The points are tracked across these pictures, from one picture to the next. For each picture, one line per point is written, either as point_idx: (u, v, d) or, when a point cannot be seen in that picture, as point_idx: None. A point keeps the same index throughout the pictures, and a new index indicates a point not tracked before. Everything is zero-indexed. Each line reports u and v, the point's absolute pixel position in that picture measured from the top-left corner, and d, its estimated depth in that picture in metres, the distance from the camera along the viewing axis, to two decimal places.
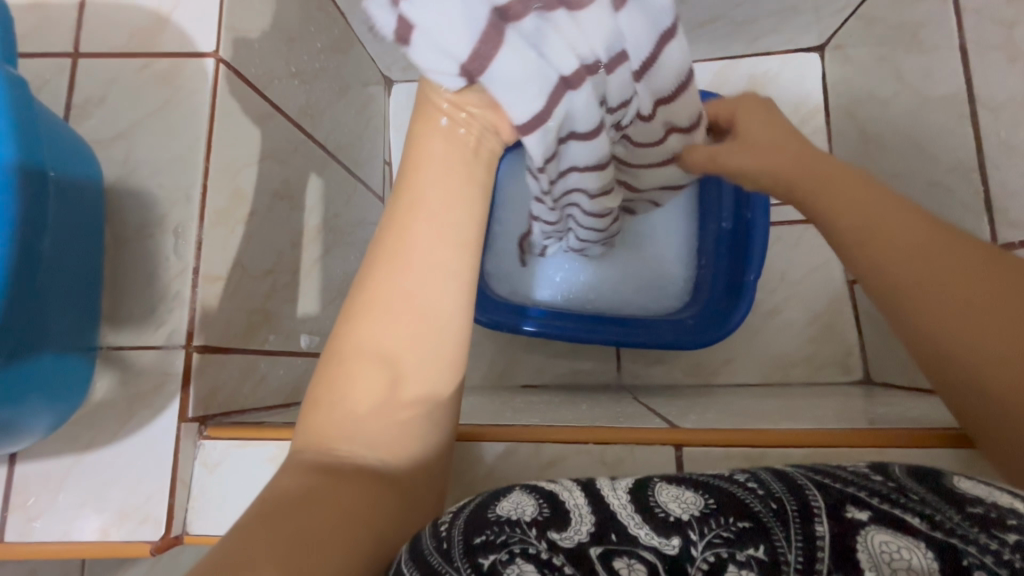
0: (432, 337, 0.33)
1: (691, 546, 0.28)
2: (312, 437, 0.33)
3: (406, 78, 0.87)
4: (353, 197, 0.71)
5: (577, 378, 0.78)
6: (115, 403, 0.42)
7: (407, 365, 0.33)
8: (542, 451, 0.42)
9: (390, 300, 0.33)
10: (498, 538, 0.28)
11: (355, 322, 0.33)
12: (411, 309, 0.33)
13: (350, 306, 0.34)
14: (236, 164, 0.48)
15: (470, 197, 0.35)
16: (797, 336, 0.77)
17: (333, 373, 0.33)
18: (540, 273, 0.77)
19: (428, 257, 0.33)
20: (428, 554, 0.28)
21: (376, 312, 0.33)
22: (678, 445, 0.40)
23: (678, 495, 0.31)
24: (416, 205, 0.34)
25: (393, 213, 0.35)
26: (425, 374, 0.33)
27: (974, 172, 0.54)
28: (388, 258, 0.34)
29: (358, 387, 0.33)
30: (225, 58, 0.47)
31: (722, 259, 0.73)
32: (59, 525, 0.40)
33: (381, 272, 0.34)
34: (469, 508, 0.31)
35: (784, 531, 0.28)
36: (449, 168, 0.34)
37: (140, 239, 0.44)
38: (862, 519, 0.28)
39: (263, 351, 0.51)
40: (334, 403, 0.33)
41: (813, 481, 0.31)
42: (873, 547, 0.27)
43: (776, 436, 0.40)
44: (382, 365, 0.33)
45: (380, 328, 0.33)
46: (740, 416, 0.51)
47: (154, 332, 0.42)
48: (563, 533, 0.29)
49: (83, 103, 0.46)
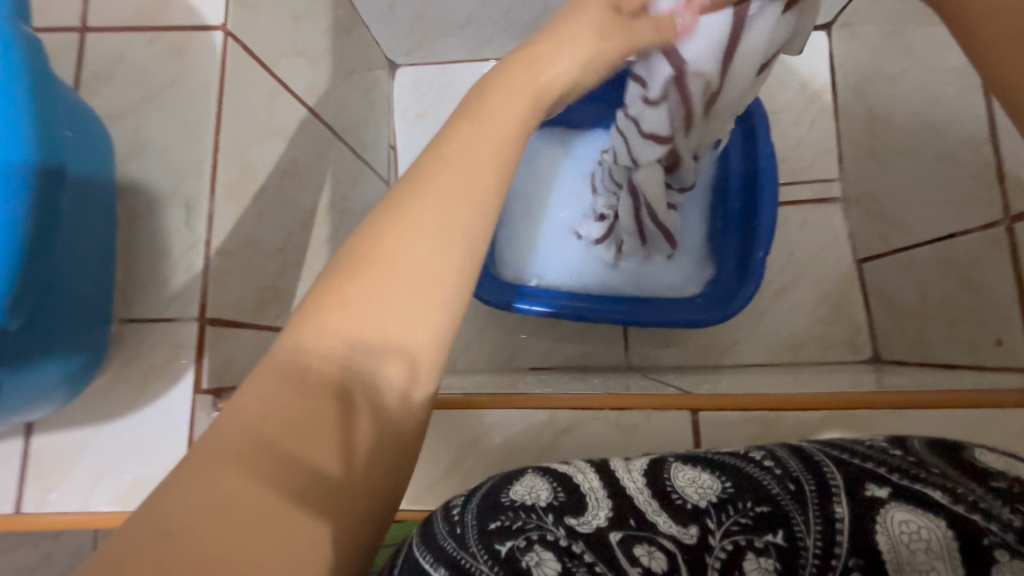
0: (463, 275, 0.32)
1: (709, 534, 0.28)
2: (304, 346, 0.28)
3: (411, 62, 0.87)
4: (359, 179, 0.71)
5: (585, 359, 0.78)
6: (130, 376, 0.42)
7: (441, 285, 0.31)
8: (557, 417, 0.42)
9: (437, 224, 0.31)
10: (514, 524, 0.29)
11: (395, 231, 0.31)
12: (458, 229, 0.32)
13: (388, 213, 0.32)
14: (244, 140, 0.47)
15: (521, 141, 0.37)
16: (807, 315, 0.77)
17: (353, 275, 0.30)
18: (550, 254, 0.76)
19: (478, 197, 0.33)
20: (443, 539, 0.28)
21: (418, 231, 0.31)
22: (693, 411, 0.41)
23: (694, 478, 0.31)
24: (485, 143, 0.35)
25: (463, 137, 0.35)
26: (445, 322, 0.31)
27: (986, 142, 0.54)
28: (446, 175, 0.33)
29: (385, 297, 0.30)
30: (232, 32, 0.47)
31: (731, 240, 0.73)
32: (77, 496, 0.41)
33: (430, 192, 0.32)
34: (482, 492, 0.31)
35: (803, 515, 0.28)
36: (511, 103, 0.38)
37: (151, 213, 0.44)
38: (882, 497, 0.28)
39: (275, 328, 0.51)
40: (352, 313, 0.29)
41: (831, 457, 0.30)
42: (893, 528, 0.27)
43: (790, 401, 0.40)
44: (407, 286, 0.30)
45: (423, 241, 0.31)
46: (752, 389, 0.51)
47: (167, 305, 0.42)
48: (581, 519, 0.29)
49: (92, 79, 0.46)
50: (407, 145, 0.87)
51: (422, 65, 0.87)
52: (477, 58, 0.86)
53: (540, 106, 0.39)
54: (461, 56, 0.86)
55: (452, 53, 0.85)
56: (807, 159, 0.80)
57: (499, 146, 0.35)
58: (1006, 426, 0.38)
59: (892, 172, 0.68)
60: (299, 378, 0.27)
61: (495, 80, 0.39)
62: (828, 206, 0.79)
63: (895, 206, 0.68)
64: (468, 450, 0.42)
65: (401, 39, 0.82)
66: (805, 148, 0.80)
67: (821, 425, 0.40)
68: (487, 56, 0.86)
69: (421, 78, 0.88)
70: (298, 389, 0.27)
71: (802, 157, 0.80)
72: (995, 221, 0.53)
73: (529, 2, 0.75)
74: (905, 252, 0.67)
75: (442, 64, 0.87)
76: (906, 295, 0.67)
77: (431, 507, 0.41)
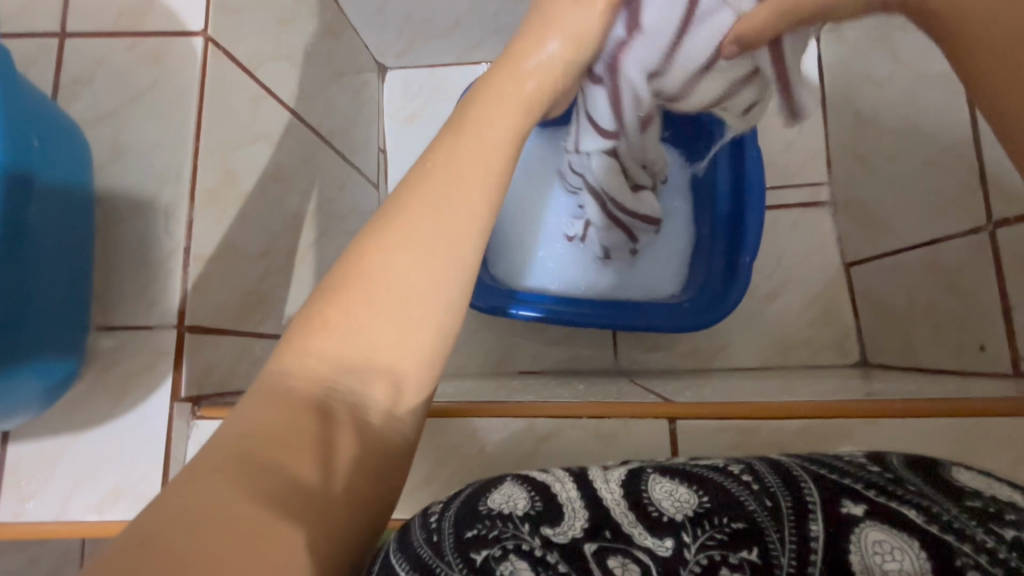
0: (451, 287, 0.32)
1: (684, 549, 0.27)
2: (293, 368, 0.29)
3: (401, 65, 0.87)
4: (347, 183, 0.71)
5: (574, 363, 0.77)
6: (108, 384, 0.42)
7: (428, 302, 0.31)
8: (537, 425, 0.42)
9: (421, 240, 0.31)
10: (490, 533, 0.27)
11: (382, 249, 0.31)
12: (445, 243, 0.32)
13: (374, 229, 0.32)
14: (226, 145, 0.47)
15: (512, 147, 0.37)
16: (795, 319, 0.77)
17: (338, 295, 0.30)
18: (540, 259, 0.76)
19: (463, 211, 0.33)
20: (419, 546, 0.27)
21: (402, 247, 0.31)
22: (672, 419, 0.40)
23: (671, 491, 0.30)
24: (470, 154, 0.35)
25: (447, 149, 0.35)
26: (434, 336, 0.31)
27: (971, 148, 0.54)
28: (434, 188, 0.33)
29: (373, 315, 0.30)
30: (214, 37, 0.46)
31: (718, 244, 0.73)
32: (54, 504, 0.40)
33: (415, 207, 0.32)
34: (461, 498, 0.30)
35: (778, 532, 0.27)
36: (498, 114, 0.38)
37: (130, 219, 0.43)
38: (857, 514, 0.27)
39: (257, 334, 0.51)
40: (339, 331, 0.30)
41: (809, 473, 0.29)
42: (866, 548, 0.26)
43: (771, 408, 0.40)
44: (392, 303, 0.30)
45: (409, 257, 0.31)
46: (736, 395, 0.51)
47: (145, 312, 0.42)
48: (557, 528, 0.28)
49: (72, 84, 0.45)
50: (397, 148, 0.87)
51: (412, 67, 0.87)
52: (467, 60, 0.86)
53: (530, 113, 0.40)
54: (451, 59, 0.86)
55: (442, 55, 0.85)
56: (796, 163, 0.80)
57: (484, 155, 0.35)
58: (985, 434, 0.38)
59: (879, 177, 0.68)
60: (287, 399, 0.28)
61: (482, 93, 0.39)
62: (817, 209, 0.79)
63: (883, 210, 0.68)
64: (449, 457, 0.42)
65: (391, 42, 0.82)
66: (795, 152, 0.80)
67: (802, 432, 0.40)
68: (477, 59, 0.86)
69: (411, 81, 0.88)
70: (287, 410, 0.28)
71: (792, 161, 0.80)
72: (979, 226, 0.53)
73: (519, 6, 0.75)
74: (892, 256, 0.67)
75: (432, 68, 0.87)
76: (893, 299, 0.67)
77: (411, 515, 0.41)
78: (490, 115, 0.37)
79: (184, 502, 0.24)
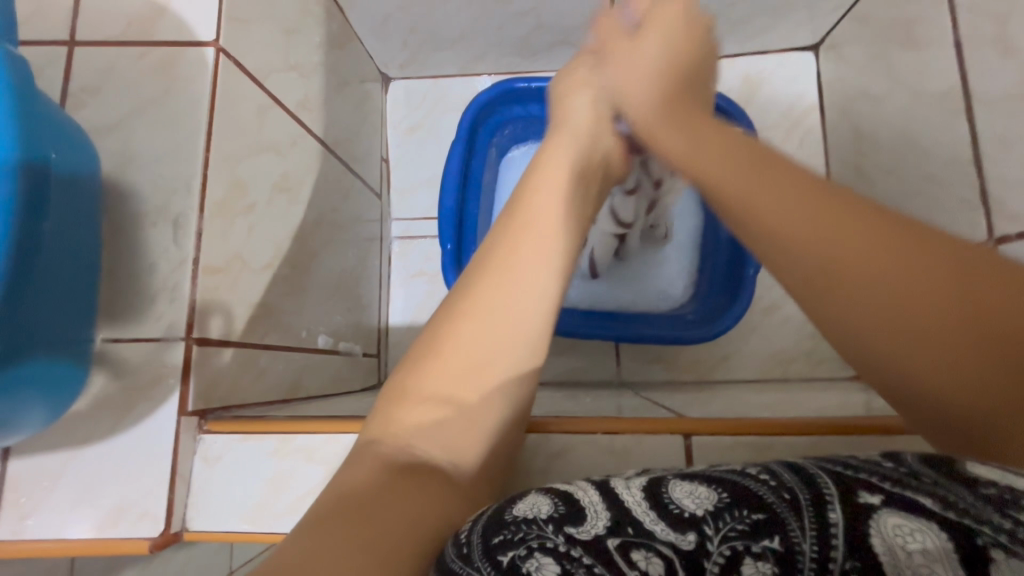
0: (515, 349, 0.35)
1: (707, 541, 0.26)
2: (381, 433, 0.32)
3: (403, 75, 0.87)
4: (351, 193, 0.71)
5: (577, 375, 0.77)
6: (112, 398, 0.41)
7: (494, 364, 0.34)
8: (551, 441, 0.41)
9: (487, 310, 0.35)
10: (516, 536, 0.26)
11: (451, 321, 0.35)
12: (507, 313, 0.35)
13: (447, 306, 0.36)
14: (235, 155, 0.47)
15: (564, 210, 0.41)
16: (796, 331, 0.77)
17: (417, 367, 0.34)
18: None
19: (526, 278, 0.36)
20: (450, 561, 0.26)
21: (473, 321, 0.34)
22: (684, 435, 0.40)
23: (691, 490, 0.28)
24: (525, 224, 0.39)
25: (504, 227, 0.39)
26: (502, 397, 0.34)
27: (970, 164, 0.55)
28: (492, 264, 0.37)
29: (444, 381, 0.33)
30: (224, 48, 0.46)
31: (720, 254, 0.74)
32: (54, 524, 0.39)
33: (481, 281, 0.36)
34: (490, 511, 0.29)
35: (798, 521, 0.25)
36: (547, 187, 0.41)
37: (138, 230, 0.43)
38: (874, 504, 0.25)
39: (264, 346, 0.51)
40: (415, 400, 0.33)
41: (826, 470, 0.28)
42: (887, 531, 0.24)
43: (783, 426, 0.40)
44: (461, 369, 0.33)
45: (475, 325, 0.34)
46: (743, 408, 0.51)
47: (153, 325, 0.42)
48: (580, 527, 0.27)
49: (79, 92, 0.45)
50: (399, 159, 0.87)
51: (414, 79, 0.88)
52: (469, 72, 0.87)
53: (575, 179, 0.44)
54: (453, 71, 0.86)
55: (445, 67, 0.86)
56: None
57: (538, 221, 0.39)
58: None
59: (879, 191, 0.69)
60: (377, 459, 0.30)
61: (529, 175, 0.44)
62: None
63: None
64: None
65: (394, 53, 0.82)
66: None
67: (813, 449, 0.40)
68: (480, 71, 0.86)
69: (413, 91, 0.88)
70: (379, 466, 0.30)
71: None
72: (980, 242, 0.54)
73: (523, 19, 0.76)
74: None
75: (435, 78, 0.87)
76: None
77: None
78: (537, 190, 0.41)
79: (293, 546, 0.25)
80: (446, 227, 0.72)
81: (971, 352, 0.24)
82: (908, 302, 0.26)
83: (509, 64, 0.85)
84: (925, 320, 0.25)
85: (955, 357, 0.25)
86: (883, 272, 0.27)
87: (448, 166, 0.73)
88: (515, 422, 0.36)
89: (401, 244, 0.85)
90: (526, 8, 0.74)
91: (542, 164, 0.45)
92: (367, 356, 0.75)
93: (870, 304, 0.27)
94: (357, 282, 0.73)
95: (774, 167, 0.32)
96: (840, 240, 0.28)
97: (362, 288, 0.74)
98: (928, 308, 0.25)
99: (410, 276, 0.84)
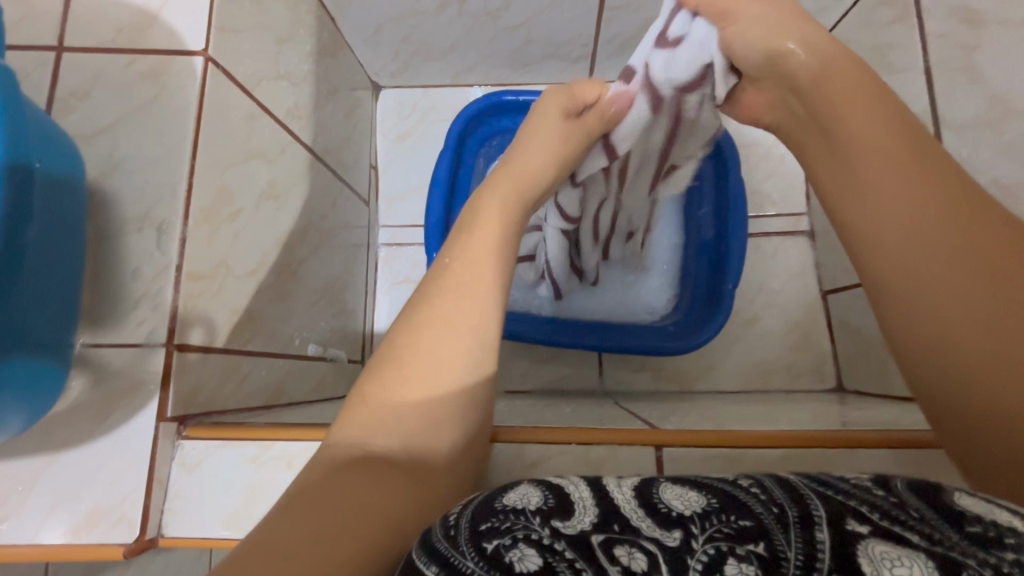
0: (473, 355, 0.37)
1: (692, 539, 0.26)
2: (342, 437, 0.32)
3: (395, 84, 0.88)
4: (340, 199, 0.72)
5: (560, 384, 0.78)
6: (92, 402, 0.41)
7: (453, 369, 0.35)
8: (527, 451, 0.42)
9: (444, 322, 0.37)
10: (503, 524, 0.27)
11: (412, 332, 0.36)
12: (462, 322, 0.37)
13: (401, 322, 0.38)
14: (222, 163, 0.48)
15: (508, 239, 0.45)
16: (775, 344, 0.79)
17: (377, 376, 0.34)
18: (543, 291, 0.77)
19: (480, 289, 0.39)
20: (436, 541, 0.26)
21: (434, 330, 0.36)
22: (658, 446, 0.41)
23: (681, 494, 0.28)
24: (474, 247, 0.42)
25: (458, 248, 0.42)
26: (461, 401, 0.35)
27: None
28: (446, 281, 0.39)
29: (403, 382, 0.34)
30: (214, 57, 0.47)
31: (701, 270, 0.76)
32: (27, 528, 0.39)
33: (435, 295, 0.38)
34: (478, 501, 0.29)
35: (784, 534, 0.25)
36: (493, 216, 0.46)
37: (123, 235, 0.43)
38: (862, 532, 0.25)
39: (247, 352, 0.51)
40: (375, 404, 0.33)
41: (815, 490, 0.28)
42: (873, 555, 0.24)
43: (754, 438, 0.41)
44: (420, 374, 0.34)
45: (437, 332, 0.36)
46: (719, 420, 0.52)
47: (135, 330, 0.42)
48: (567, 521, 0.27)
49: (66, 97, 0.45)
50: (388, 166, 0.88)
51: (405, 87, 0.88)
52: (460, 83, 0.88)
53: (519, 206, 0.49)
54: (444, 82, 0.88)
55: (435, 78, 0.87)
56: (777, 194, 0.83)
57: (486, 243, 0.43)
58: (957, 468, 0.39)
59: None
60: (337, 461, 0.31)
61: (471, 208, 0.47)
62: (797, 238, 0.82)
63: None
64: None
65: (386, 62, 0.83)
66: (774, 182, 0.84)
67: (782, 462, 0.41)
68: (470, 81, 0.88)
69: (405, 99, 0.89)
70: (341, 466, 0.30)
71: (771, 192, 0.83)
72: None
73: (513, 32, 0.77)
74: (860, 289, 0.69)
75: (425, 87, 0.88)
76: (864, 327, 0.69)
77: None
78: (486, 217, 0.46)
79: (249, 548, 0.26)
80: (432, 237, 0.73)
81: (996, 323, 0.32)
82: (966, 311, 0.33)
83: (499, 75, 0.86)
84: (976, 324, 0.32)
85: (984, 358, 0.32)
86: (953, 278, 0.34)
87: (436, 177, 0.75)
88: (480, 430, 0.37)
89: (388, 251, 0.86)
90: (516, 23, 0.76)
91: (490, 190, 0.49)
92: (351, 362, 0.76)
93: (930, 290, 0.35)
94: (343, 288, 0.73)
95: (924, 178, 0.37)
96: (936, 246, 0.35)
97: (348, 294, 0.75)
98: (971, 312, 0.33)
99: (396, 283, 0.85)
